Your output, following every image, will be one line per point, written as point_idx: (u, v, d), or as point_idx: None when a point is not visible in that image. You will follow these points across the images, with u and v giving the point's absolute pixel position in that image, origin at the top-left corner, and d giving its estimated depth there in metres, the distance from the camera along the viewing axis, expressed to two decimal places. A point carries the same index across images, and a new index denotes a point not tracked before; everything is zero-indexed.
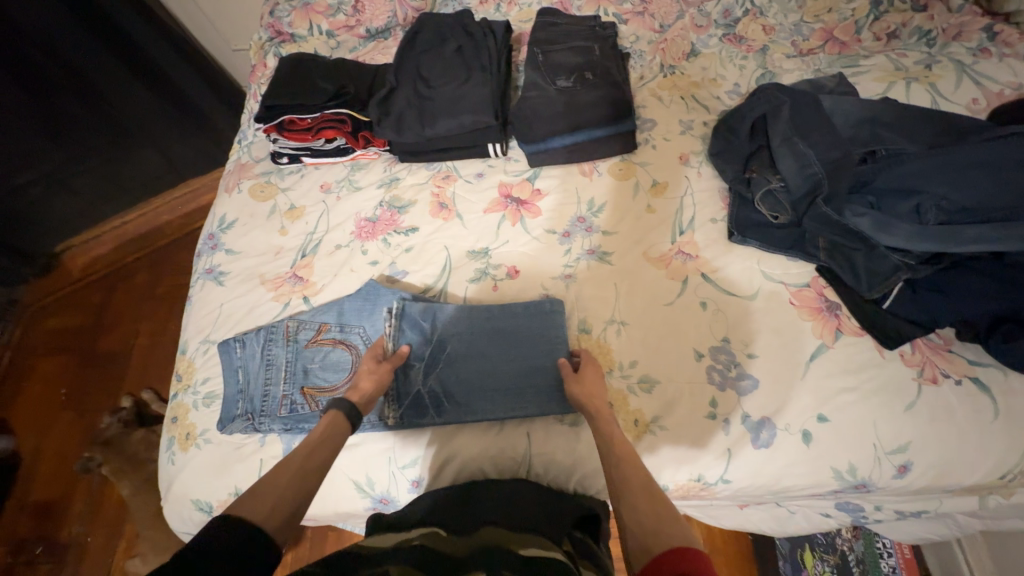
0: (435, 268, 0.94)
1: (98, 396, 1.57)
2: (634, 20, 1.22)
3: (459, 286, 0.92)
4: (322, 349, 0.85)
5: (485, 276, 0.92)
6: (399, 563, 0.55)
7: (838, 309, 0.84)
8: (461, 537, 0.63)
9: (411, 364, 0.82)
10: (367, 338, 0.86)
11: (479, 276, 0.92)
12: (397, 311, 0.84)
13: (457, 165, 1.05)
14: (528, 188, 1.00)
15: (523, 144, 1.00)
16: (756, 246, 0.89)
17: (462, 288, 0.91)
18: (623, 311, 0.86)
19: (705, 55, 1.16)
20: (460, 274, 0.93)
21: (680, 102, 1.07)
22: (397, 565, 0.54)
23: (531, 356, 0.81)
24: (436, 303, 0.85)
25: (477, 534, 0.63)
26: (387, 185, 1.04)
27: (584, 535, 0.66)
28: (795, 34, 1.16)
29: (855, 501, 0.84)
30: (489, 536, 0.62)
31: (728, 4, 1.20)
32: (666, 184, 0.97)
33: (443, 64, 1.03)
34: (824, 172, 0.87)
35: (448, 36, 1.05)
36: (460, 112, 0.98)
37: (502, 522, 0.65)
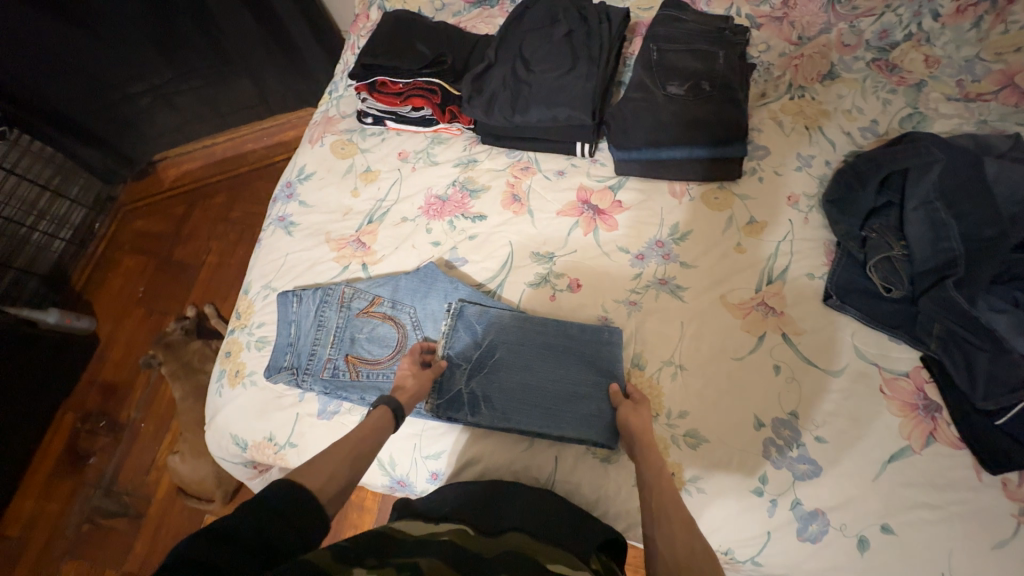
0: (495, 262, 0.91)
1: (168, 301, 1.71)
2: (769, 26, 1.07)
3: (514, 288, 0.88)
4: (372, 322, 0.86)
5: (544, 284, 0.88)
6: (428, 555, 0.53)
7: (938, 412, 0.73)
8: (489, 538, 0.61)
9: (456, 360, 0.81)
10: (418, 320, 0.86)
11: (538, 282, 0.88)
12: (454, 309, 0.83)
13: (539, 158, 0.99)
14: (608, 198, 0.93)
15: (612, 148, 0.92)
16: (856, 316, 0.79)
17: (520, 289, 0.88)
18: (685, 354, 0.79)
19: (845, 79, 1.01)
20: (520, 275, 0.89)
21: (803, 131, 0.94)
22: (427, 558, 0.53)
23: (577, 380, 0.78)
24: (492, 309, 0.83)
25: (503, 539, 0.61)
26: (463, 165, 1.01)
27: (609, 560, 0.64)
28: (965, 72, 0.98)
29: None
30: (516, 543, 0.60)
31: (888, 24, 1.03)
32: (764, 225, 0.87)
33: (549, 48, 0.95)
34: (964, 251, 0.75)
35: (561, 18, 0.97)
36: (556, 104, 0.91)
37: (528, 530, 0.64)
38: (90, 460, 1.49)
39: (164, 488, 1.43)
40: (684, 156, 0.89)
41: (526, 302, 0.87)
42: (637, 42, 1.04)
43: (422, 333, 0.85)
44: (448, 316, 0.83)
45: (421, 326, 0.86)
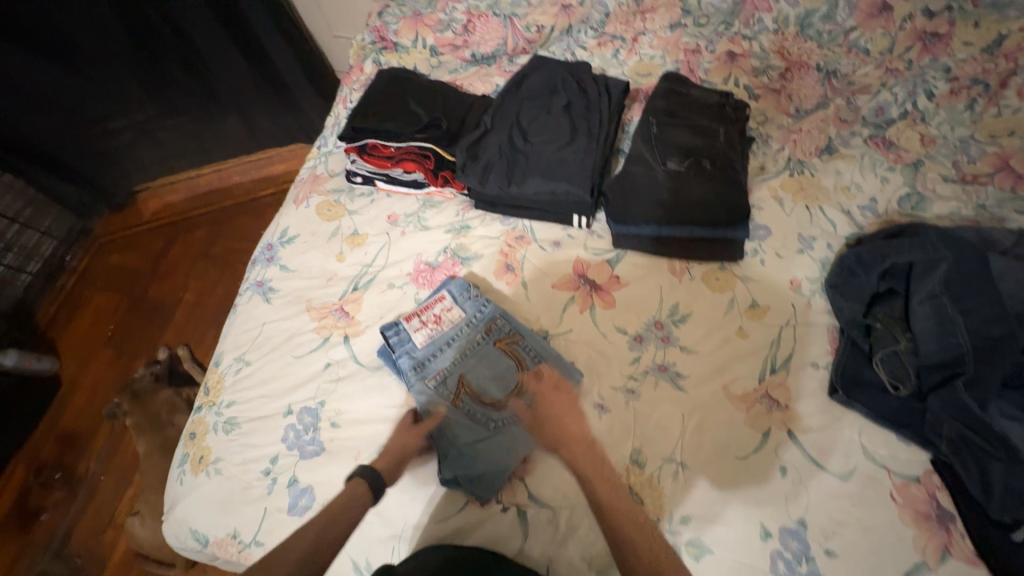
0: (489, 369, 0.81)
1: (140, 342, 1.61)
2: (767, 98, 1.07)
3: (484, 382, 0.80)
4: (422, 325, 0.85)
5: (486, 421, 0.77)
6: None
7: (952, 523, 0.68)
8: None
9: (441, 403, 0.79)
10: (396, 342, 0.84)
11: (477, 418, 0.77)
12: (439, 374, 0.81)
13: (534, 226, 0.95)
14: (606, 273, 0.90)
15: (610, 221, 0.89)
16: (863, 413, 0.75)
17: (521, 406, 0.78)
18: (686, 449, 0.75)
19: (843, 155, 1.00)
20: (510, 403, 0.78)
21: (803, 210, 0.92)
22: None
23: (665, 496, 0.72)
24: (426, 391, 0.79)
25: None
26: (455, 231, 0.97)
27: None
28: (960, 152, 0.98)
29: None
30: None
31: (884, 102, 1.04)
32: (766, 308, 0.84)
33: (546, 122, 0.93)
34: (972, 350, 0.72)
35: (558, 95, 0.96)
36: (555, 178, 0.88)
37: None
38: (41, 516, 1.36)
39: (121, 549, 1.30)
40: (686, 234, 0.86)
41: (460, 443, 0.75)
42: (635, 111, 1.03)
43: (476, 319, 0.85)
44: (431, 374, 0.81)
45: (441, 324, 0.85)
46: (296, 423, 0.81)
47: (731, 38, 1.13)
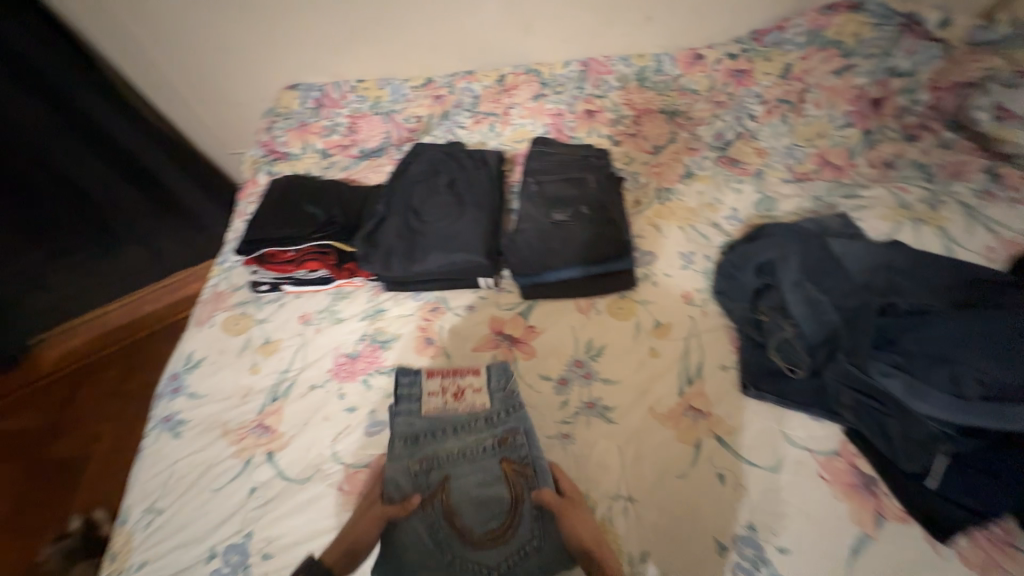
0: (484, 493, 0.72)
1: (43, 516, 1.34)
2: (627, 142, 1.23)
3: (466, 500, 0.72)
4: (440, 390, 0.84)
5: (447, 550, 0.68)
6: None
7: (876, 486, 0.74)
8: None
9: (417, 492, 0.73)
10: (403, 394, 0.84)
11: (439, 540, 0.68)
12: (427, 461, 0.76)
13: (446, 295, 0.99)
14: (521, 324, 0.94)
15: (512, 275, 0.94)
16: (775, 402, 0.81)
17: (498, 557, 0.67)
18: (630, 481, 0.76)
19: (700, 177, 1.15)
20: (480, 546, 0.68)
21: (678, 231, 1.04)
22: None
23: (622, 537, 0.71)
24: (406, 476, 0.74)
25: None
26: (370, 317, 0.98)
27: None
28: (789, 157, 1.16)
29: None
30: None
31: (720, 128, 1.23)
32: (669, 325, 0.90)
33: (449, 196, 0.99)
34: (841, 321, 0.82)
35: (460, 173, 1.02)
36: (452, 249, 0.93)
37: None
38: None
39: None
40: (585, 274, 0.93)
41: (414, 549, 0.68)
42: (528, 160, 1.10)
43: (498, 418, 0.80)
44: (419, 457, 0.76)
45: (459, 400, 0.83)
46: (221, 566, 0.73)
47: (586, 97, 1.31)
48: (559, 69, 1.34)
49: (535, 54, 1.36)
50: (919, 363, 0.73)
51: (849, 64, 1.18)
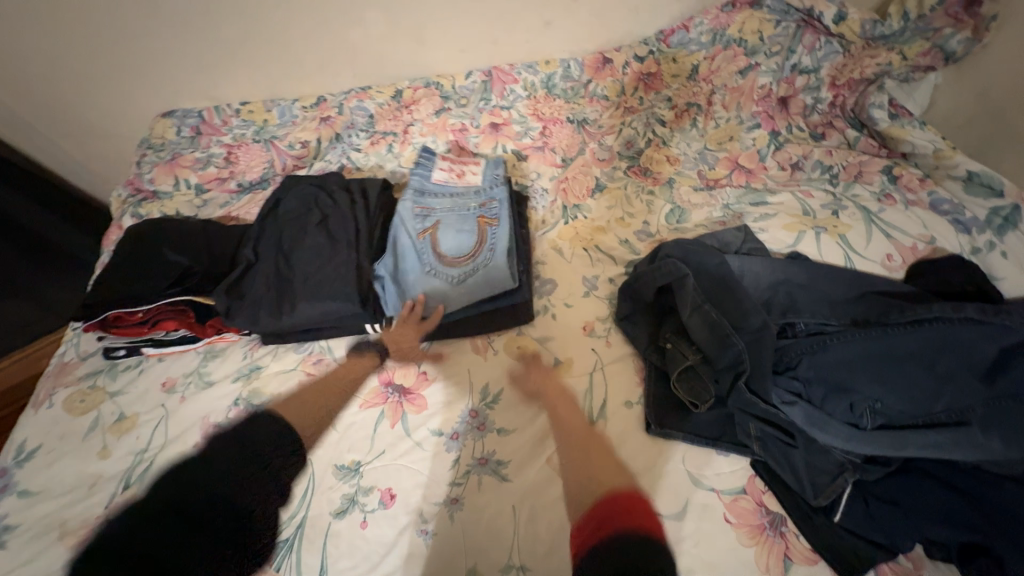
0: (463, 227, 0.90)
1: None
2: (534, 156, 1.16)
3: (449, 231, 0.90)
4: (446, 169, 0.97)
5: (427, 263, 0.88)
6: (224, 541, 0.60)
7: (784, 525, 0.68)
8: None
9: (413, 218, 0.91)
10: (421, 164, 0.97)
11: (422, 254, 0.88)
12: (424, 211, 0.92)
13: (332, 344, 0.90)
14: (412, 372, 0.85)
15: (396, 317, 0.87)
16: (681, 438, 0.74)
17: (460, 271, 0.87)
18: (522, 548, 0.68)
19: (610, 190, 1.09)
20: (453, 266, 0.88)
21: (582, 253, 0.97)
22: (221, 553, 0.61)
23: None
24: (405, 217, 0.91)
25: None
26: (245, 377, 0.87)
27: None
28: (701, 163, 1.11)
29: None
30: None
31: (630, 136, 1.16)
32: (570, 361, 0.83)
33: (421, 211, 0.92)
34: (745, 344, 0.74)
35: (428, 185, 0.94)
36: (324, 296, 0.82)
37: None
38: None
39: None
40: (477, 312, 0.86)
41: (395, 243, 0.90)
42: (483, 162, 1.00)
43: (486, 190, 0.95)
44: (419, 206, 0.92)
45: (461, 178, 0.97)
46: None
47: (491, 110, 1.23)
48: (460, 80, 1.23)
49: (433, 66, 1.25)
50: (819, 390, 0.70)
51: (751, 64, 1.12)
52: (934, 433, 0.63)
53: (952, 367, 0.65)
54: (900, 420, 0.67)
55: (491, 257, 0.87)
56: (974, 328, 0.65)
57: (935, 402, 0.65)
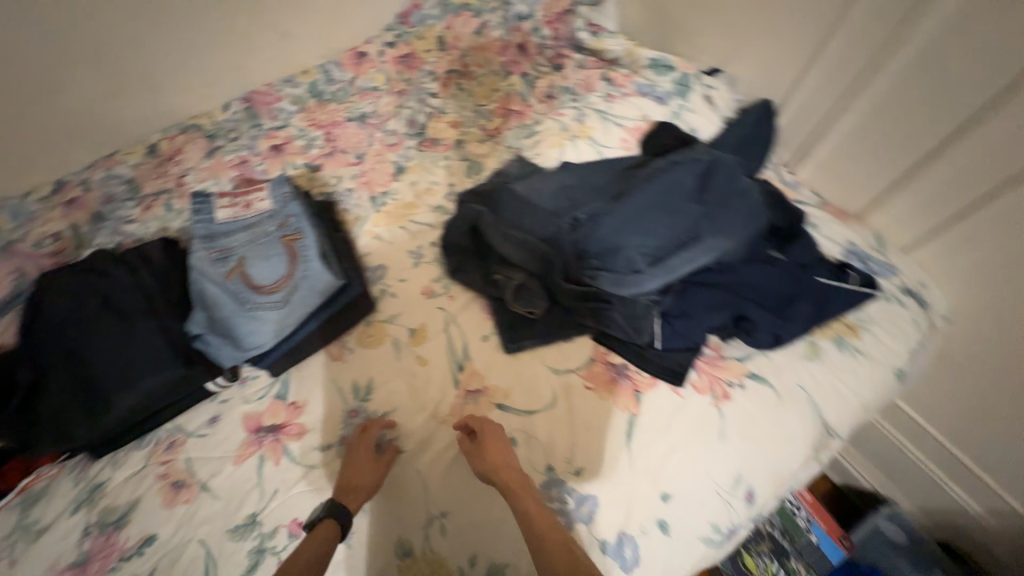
0: (268, 253, 0.85)
1: None
2: (328, 162, 1.17)
3: (255, 262, 0.84)
4: (230, 205, 0.91)
5: (245, 300, 0.82)
6: None
7: (628, 369, 0.83)
8: None
9: (214, 264, 0.84)
10: (199, 209, 0.90)
11: (239, 297, 0.82)
12: (223, 252, 0.86)
13: (179, 423, 0.82)
14: (281, 407, 0.83)
15: (228, 363, 0.81)
16: (534, 344, 0.85)
17: (283, 294, 0.82)
18: (439, 498, 0.74)
19: (412, 168, 1.16)
20: (273, 292, 0.82)
21: (402, 230, 1.02)
22: None
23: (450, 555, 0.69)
24: (205, 267, 0.83)
25: None
26: (87, 502, 0.75)
27: None
28: (478, 117, 1.24)
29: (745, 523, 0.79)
30: None
31: (411, 115, 1.25)
32: (424, 327, 0.88)
33: (218, 255, 0.85)
34: (547, 248, 0.86)
35: (215, 227, 0.88)
36: (144, 372, 0.77)
37: None
38: None
39: None
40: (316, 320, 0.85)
41: (205, 294, 0.81)
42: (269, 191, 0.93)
43: (279, 211, 0.90)
44: (216, 248, 0.86)
45: (249, 208, 0.91)
46: None
47: (267, 134, 1.19)
48: (220, 115, 1.17)
49: (181, 109, 1.16)
50: (614, 253, 0.82)
51: (483, 22, 1.30)
52: (690, 249, 0.81)
53: (680, 201, 0.84)
54: (670, 250, 0.82)
55: (309, 266, 0.84)
56: (687, 166, 0.86)
57: (685, 227, 0.82)
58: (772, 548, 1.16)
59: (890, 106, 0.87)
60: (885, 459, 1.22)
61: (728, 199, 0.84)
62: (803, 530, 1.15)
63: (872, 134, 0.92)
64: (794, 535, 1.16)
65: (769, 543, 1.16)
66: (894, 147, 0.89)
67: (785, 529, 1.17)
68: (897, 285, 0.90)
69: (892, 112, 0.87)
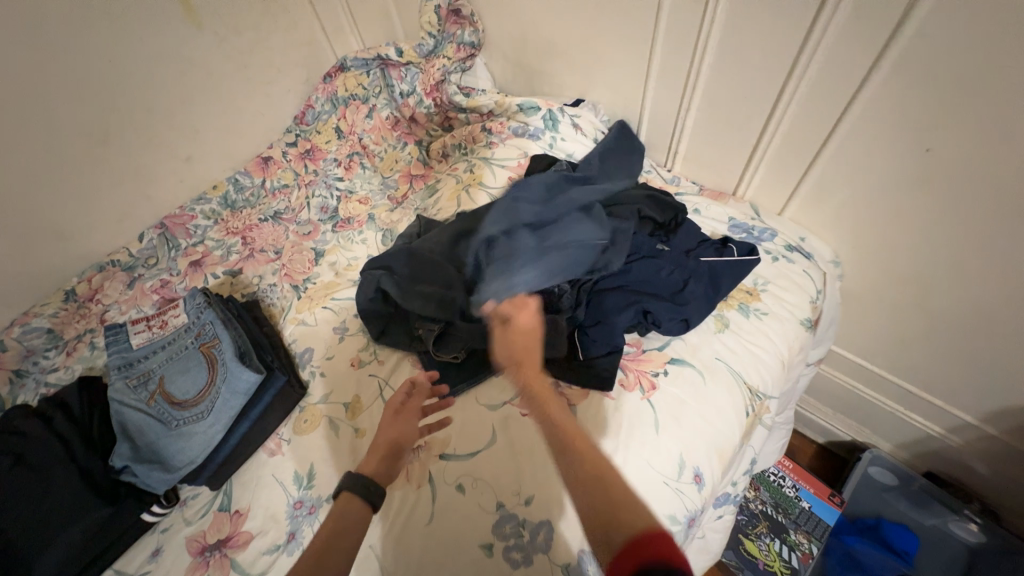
0: (187, 366, 0.87)
1: None
2: (249, 264, 1.20)
3: (175, 379, 0.86)
4: (145, 329, 0.96)
5: (171, 420, 0.83)
6: None
7: (559, 386, 0.83)
8: None
9: (133, 392, 0.85)
10: (112, 340, 0.93)
11: (164, 417, 0.83)
12: (142, 376, 0.87)
13: (115, 570, 0.76)
14: (225, 519, 0.80)
15: (156, 489, 0.80)
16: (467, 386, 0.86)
17: (207, 403, 0.84)
18: (396, 572, 0.71)
19: (329, 249, 1.20)
20: (196, 404, 0.84)
21: (324, 309, 1.04)
22: None
23: None
24: (124, 397, 0.84)
25: None
26: None
27: None
28: (385, 189, 1.33)
29: (707, 506, 0.80)
30: None
31: (323, 200, 1.32)
32: (359, 398, 0.88)
33: (138, 381, 0.87)
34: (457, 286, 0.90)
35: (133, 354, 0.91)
36: (65, 524, 0.75)
37: None
38: None
39: None
40: (244, 422, 0.85)
41: (130, 423, 0.82)
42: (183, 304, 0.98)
43: (195, 322, 0.94)
44: (135, 375, 0.88)
45: (165, 327, 0.96)
46: None
47: (185, 252, 1.23)
48: (136, 246, 1.24)
49: (98, 247, 1.22)
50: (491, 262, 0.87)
51: (371, 106, 1.40)
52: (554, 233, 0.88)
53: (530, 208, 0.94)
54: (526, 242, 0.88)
55: (228, 368, 0.86)
56: (533, 181, 0.98)
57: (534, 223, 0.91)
58: (770, 527, 1.14)
59: (719, 96, 1.00)
60: (850, 406, 1.24)
61: (577, 196, 0.95)
62: (793, 499, 1.16)
63: (716, 121, 1.04)
64: (787, 506, 1.15)
65: (766, 522, 1.15)
66: (740, 126, 1.00)
67: (777, 503, 1.16)
68: (781, 244, 0.98)
69: (722, 100, 1.00)
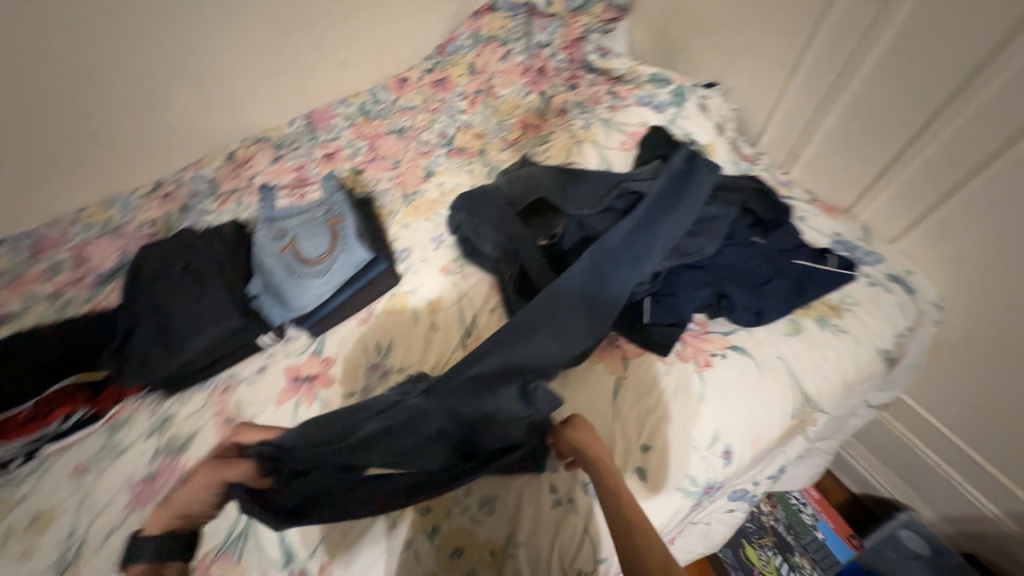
0: (315, 231, 1.03)
1: None
2: (370, 167, 1.36)
3: (304, 239, 1.03)
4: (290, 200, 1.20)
5: (293, 270, 0.99)
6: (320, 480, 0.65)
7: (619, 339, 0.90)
8: None
9: (273, 241, 1.04)
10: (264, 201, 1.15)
11: (289, 267, 1.00)
12: (280, 231, 1.06)
13: (233, 372, 0.97)
14: (316, 361, 0.97)
15: (275, 320, 1.00)
16: None
17: (324, 265, 0.99)
18: None
19: (439, 171, 1.32)
20: (315, 264, 0.99)
21: (426, 221, 1.17)
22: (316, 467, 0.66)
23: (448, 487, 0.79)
24: (266, 243, 1.04)
25: None
26: (158, 431, 0.91)
27: None
28: (500, 130, 1.41)
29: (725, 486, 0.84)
30: None
31: (442, 127, 1.43)
32: (440, 298, 1.01)
33: (278, 234, 1.05)
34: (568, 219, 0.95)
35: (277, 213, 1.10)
36: (205, 324, 0.95)
37: None
38: None
39: None
40: (348, 289, 1.00)
41: (266, 265, 1.01)
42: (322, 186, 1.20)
43: (328, 200, 1.10)
44: (276, 229, 1.06)
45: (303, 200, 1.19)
46: None
47: (322, 144, 1.41)
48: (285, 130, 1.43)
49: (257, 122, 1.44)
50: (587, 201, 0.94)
51: (507, 50, 1.48)
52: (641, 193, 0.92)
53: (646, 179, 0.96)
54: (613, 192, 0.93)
55: (347, 242, 1.00)
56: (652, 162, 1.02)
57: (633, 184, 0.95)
58: (775, 542, 1.16)
59: (865, 106, 0.95)
60: (901, 462, 1.19)
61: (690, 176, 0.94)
62: (809, 527, 1.15)
63: (853, 133, 0.99)
64: (799, 531, 1.15)
65: (772, 537, 1.17)
66: (877, 143, 0.96)
67: (790, 525, 1.17)
68: (883, 272, 0.95)
69: (867, 112, 0.95)
